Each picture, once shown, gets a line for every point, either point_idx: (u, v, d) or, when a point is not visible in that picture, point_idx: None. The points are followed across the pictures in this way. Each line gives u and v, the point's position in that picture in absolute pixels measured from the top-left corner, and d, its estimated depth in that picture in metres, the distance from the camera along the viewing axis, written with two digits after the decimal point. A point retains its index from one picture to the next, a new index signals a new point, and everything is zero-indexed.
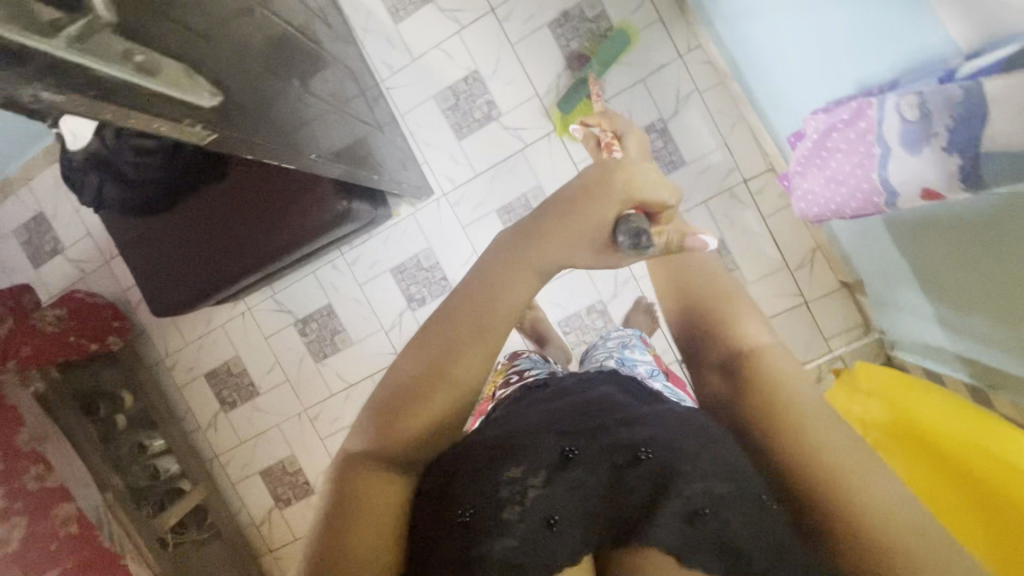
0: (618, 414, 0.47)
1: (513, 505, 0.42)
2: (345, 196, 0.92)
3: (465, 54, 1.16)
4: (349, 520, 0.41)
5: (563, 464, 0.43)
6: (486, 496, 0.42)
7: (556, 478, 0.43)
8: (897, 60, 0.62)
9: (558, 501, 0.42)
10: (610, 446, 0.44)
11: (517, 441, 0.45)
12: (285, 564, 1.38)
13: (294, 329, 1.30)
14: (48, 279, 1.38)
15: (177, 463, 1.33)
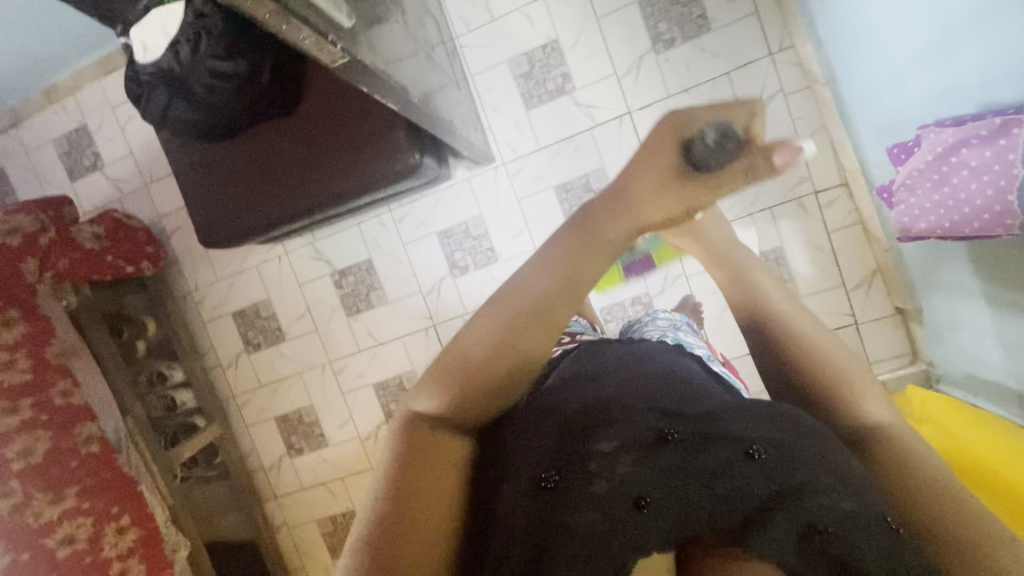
0: (717, 405, 0.43)
1: (603, 479, 0.40)
2: (418, 148, 0.89)
3: (547, 21, 1.12)
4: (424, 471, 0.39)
5: (658, 445, 0.41)
6: (575, 463, 0.41)
7: (649, 460, 0.40)
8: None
9: (649, 481, 0.39)
10: (711, 435, 0.40)
11: (610, 415, 0.43)
12: (289, 512, 1.38)
13: (330, 279, 1.28)
14: (85, 194, 1.35)
15: (194, 397, 1.32)
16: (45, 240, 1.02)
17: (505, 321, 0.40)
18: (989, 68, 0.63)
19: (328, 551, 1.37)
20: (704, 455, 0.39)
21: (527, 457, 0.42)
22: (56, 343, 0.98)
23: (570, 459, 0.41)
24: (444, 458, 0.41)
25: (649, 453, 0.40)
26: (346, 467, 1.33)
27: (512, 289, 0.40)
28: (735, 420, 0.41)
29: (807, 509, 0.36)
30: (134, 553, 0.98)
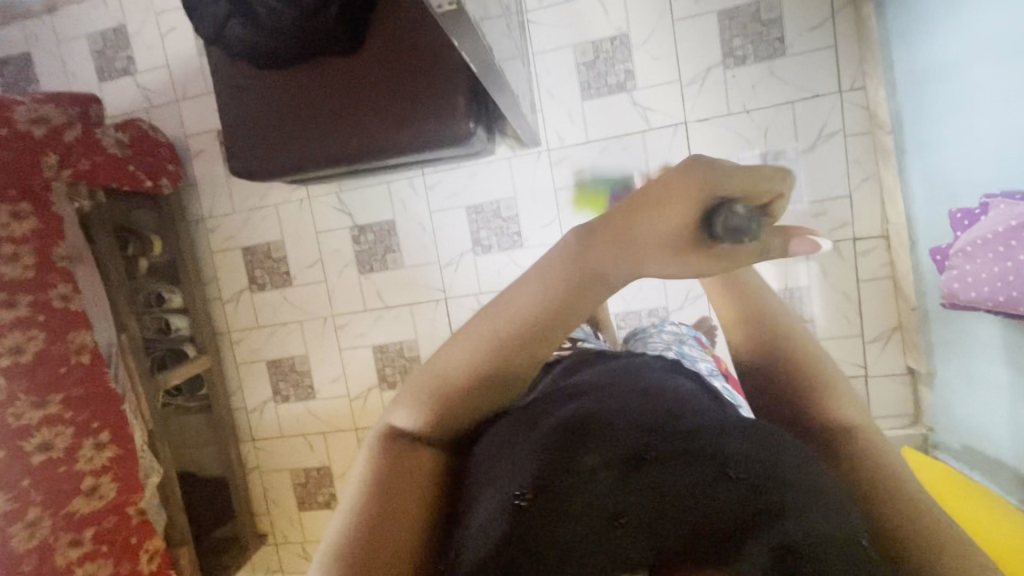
0: (705, 424, 0.38)
1: (579, 494, 0.35)
2: (473, 117, 0.87)
3: (622, 13, 1.09)
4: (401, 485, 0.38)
5: (636, 463, 0.36)
6: (555, 475, 0.36)
7: (629, 480, 0.35)
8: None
9: (627, 500, 0.34)
10: (688, 453, 0.35)
11: (593, 429, 0.39)
12: (264, 457, 1.36)
13: (349, 233, 1.25)
14: (111, 97, 1.30)
15: (188, 326, 1.29)
16: (68, 136, 0.98)
17: (483, 343, 0.39)
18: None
19: (297, 502, 1.36)
20: (681, 474, 0.34)
21: (511, 474, 0.37)
22: (63, 245, 0.95)
23: (550, 470, 0.36)
24: (418, 470, 0.39)
25: (625, 470, 0.36)
26: (329, 423, 1.31)
27: (501, 309, 0.39)
28: (716, 437, 0.36)
29: (780, 531, 0.30)
30: (107, 471, 0.95)
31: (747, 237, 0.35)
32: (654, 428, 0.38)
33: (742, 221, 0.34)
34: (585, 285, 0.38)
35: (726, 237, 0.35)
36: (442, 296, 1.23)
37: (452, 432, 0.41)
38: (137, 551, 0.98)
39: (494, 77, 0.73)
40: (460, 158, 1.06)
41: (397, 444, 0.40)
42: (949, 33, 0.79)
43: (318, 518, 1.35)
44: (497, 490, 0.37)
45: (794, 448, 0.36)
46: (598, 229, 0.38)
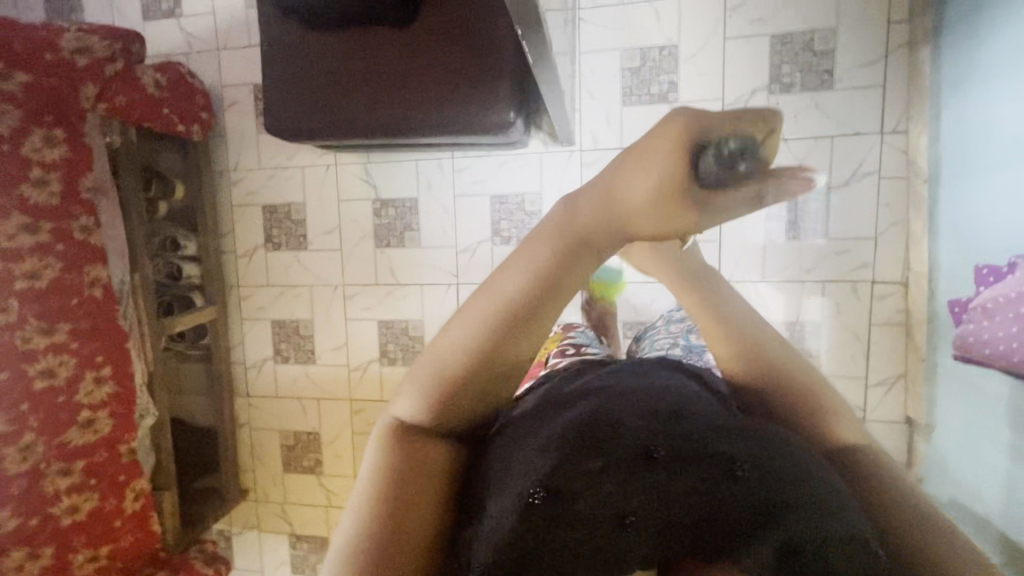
0: (711, 412, 0.34)
1: (588, 502, 0.30)
2: (516, 109, 0.86)
3: (675, 24, 1.08)
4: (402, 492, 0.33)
5: (642, 462, 0.31)
6: (564, 480, 0.30)
7: (639, 477, 0.30)
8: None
9: (638, 500, 0.30)
10: (696, 453, 0.31)
11: (598, 418, 0.32)
12: (256, 415, 1.37)
13: (371, 206, 1.25)
14: (153, 37, 1.30)
15: (199, 274, 1.30)
16: (109, 71, 0.98)
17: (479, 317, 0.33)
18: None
19: (282, 463, 1.37)
20: (695, 473, 0.31)
21: (516, 469, 0.31)
22: (91, 177, 0.96)
23: (559, 469, 0.30)
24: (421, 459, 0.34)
25: (633, 471, 0.30)
26: (325, 389, 1.32)
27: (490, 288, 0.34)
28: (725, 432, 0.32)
29: (789, 530, 0.29)
30: (105, 407, 0.96)
31: (750, 169, 0.28)
32: (659, 417, 0.32)
33: (744, 149, 0.28)
34: (575, 252, 0.33)
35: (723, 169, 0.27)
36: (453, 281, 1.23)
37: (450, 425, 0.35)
38: (123, 489, 0.99)
39: (545, 71, 0.73)
40: (493, 146, 1.06)
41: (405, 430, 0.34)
42: (1003, 88, 0.78)
43: (301, 481, 1.36)
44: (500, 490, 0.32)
45: (802, 447, 0.33)
46: (583, 197, 0.33)
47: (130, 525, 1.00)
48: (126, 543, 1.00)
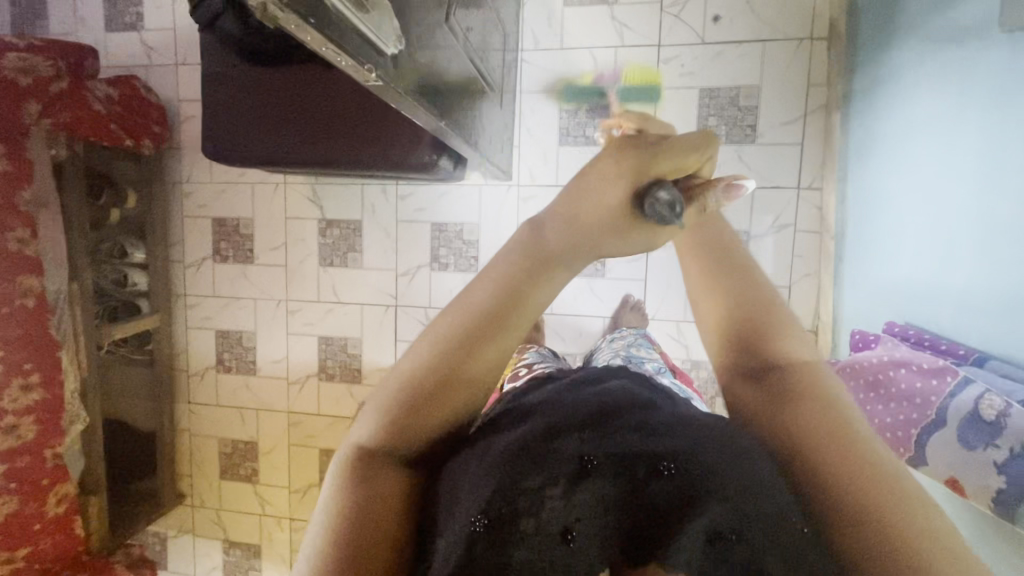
0: (662, 407, 0.33)
1: (530, 520, 0.30)
2: (438, 151, 0.93)
3: (611, 71, 1.12)
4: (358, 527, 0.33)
5: (579, 474, 0.30)
6: (502, 508, 0.30)
7: (586, 486, 0.30)
8: (1000, 349, 0.61)
9: (578, 512, 0.30)
10: (634, 455, 0.30)
11: (531, 434, 0.31)
12: (197, 421, 1.40)
13: (316, 225, 1.29)
14: (114, 48, 1.33)
15: (146, 282, 1.33)
16: (54, 88, 1.01)
17: (429, 342, 0.34)
18: (967, 303, 0.66)
19: (219, 469, 1.40)
20: (646, 480, 0.30)
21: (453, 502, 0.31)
22: (30, 190, 0.99)
23: (495, 494, 0.30)
24: (375, 499, 0.33)
25: (573, 485, 0.30)
26: (264, 400, 1.35)
27: (456, 303, 0.35)
28: (657, 428, 0.31)
29: (748, 525, 0.28)
30: (30, 413, 0.99)
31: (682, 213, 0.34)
32: (599, 421, 0.32)
33: (676, 201, 0.33)
34: (536, 266, 0.35)
35: (667, 212, 0.33)
36: (390, 302, 1.27)
37: (409, 450, 0.35)
38: (45, 494, 1.01)
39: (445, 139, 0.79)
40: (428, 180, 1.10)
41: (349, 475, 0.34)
42: (890, 162, 0.84)
43: (236, 489, 1.40)
44: (449, 515, 0.31)
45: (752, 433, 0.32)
46: (548, 222, 0.35)
47: (51, 529, 1.03)
48: (46, 546, 1.03)
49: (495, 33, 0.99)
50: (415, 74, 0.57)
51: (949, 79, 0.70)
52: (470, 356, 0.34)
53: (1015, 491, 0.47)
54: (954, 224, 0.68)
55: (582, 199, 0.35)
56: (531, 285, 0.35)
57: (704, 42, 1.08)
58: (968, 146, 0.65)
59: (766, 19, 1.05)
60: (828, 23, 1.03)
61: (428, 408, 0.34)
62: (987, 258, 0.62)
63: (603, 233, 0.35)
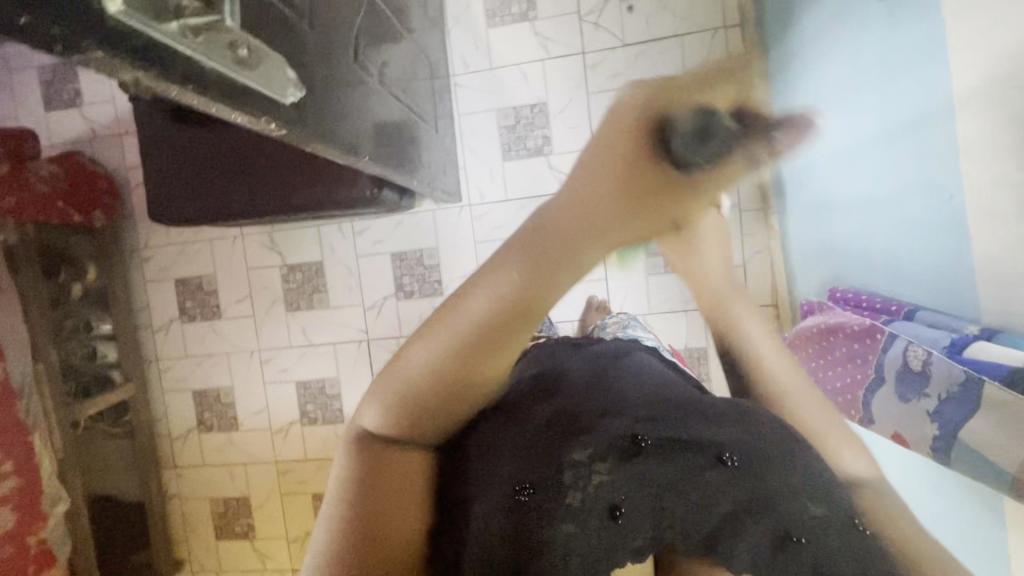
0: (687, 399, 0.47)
1: (580, 489, 0.43)
2: (376, 184, 0.95)
3: (541, 83, 1.16)
4: (382, 495, 0.38)
5: (632, 451, 0.44)
6: (555, 475, 0.44)
7: (626, 465, 0.43)
8: (927, 300, 0.65)
9: (624, 488, 0.43)
10: (683, 443, 0.43)
11: (581, 423, 0.46)
12: (187, 485, 1.39)
13: (278, 272, 1.30)
14: (57, 126, 1.34)
15: (116, 353, 1.32)
16: None
17: (442, 341, 0.37)
18: (891, 260, 0.70)
19: (214, 530, 1.38)
20: (674, 463, 0.43)
21: (509, 469, 0.44)
22: None
23: (547, 464, 0.44)
24: (415, 474, 0.40)
25: (623, 461, 0.43)
26: (250, 453, 1.35)
27: (455, 315, 0.37)
28: (705, 425, 0.44)
29: (780, 522, 0.39)
30: (9, 501, 0.97)
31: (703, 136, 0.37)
32: (653, 418, 0.45)
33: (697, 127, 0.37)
34: (541, 270, 0.37)
35: (696, 132, 0.37)
36: (360, 338, 1.28)
37: (436, 433, 0.41)
38: None
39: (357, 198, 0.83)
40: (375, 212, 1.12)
41: (370, 453, 0.39)
42: None
43: (233, 548, 1.38)
44: (502, 477, 0.43)
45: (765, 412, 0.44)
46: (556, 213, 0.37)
47: None
48: None
49: (419, 64, 1.02)
50: (330, 119, 0.59)
51: (839, 52, 0.75)
52: (483, 358, 0.38)
53: (943, 437, 0.49)
54: (869, 188, 0.73)
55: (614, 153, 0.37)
56: (544, 286, 0.37)
57: (626, 44, 1.12)
58: (867, 109, 0.69)
59: (681, 15, 1.10)
60: (738, 11, 1.08)
61: (458, 392, 0.39)
62: (895, 217, 0.67)
63: (619, 196, 0.37)
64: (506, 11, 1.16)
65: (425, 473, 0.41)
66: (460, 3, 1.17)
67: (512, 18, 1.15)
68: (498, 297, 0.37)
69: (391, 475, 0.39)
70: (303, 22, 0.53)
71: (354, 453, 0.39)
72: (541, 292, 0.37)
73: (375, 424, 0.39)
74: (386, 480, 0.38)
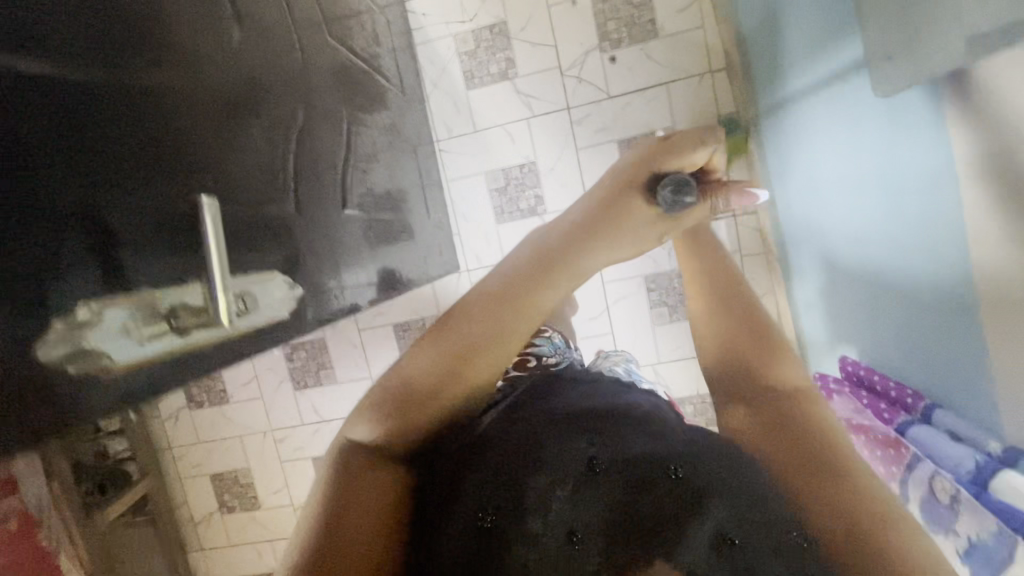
0: (661, 424, 0.45)
1: (540, 515, 0.40)
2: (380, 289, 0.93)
3: (528, 142, 1.13)
4: (348, 511, 0.42)
5: (588, 474, 0.41)
6: (513, 496, 0.41)
7: (581, 489, 0.41)
8: (927, 381, 0.68)
9: (578, 511, 0.40)
10: (634, 460, 0.41)
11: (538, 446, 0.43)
12: (216, 565, 1.40)
13: (281, 352, 1.28)
14: None
15: (128, 448, 1.30)
16: None
17: (441, 351, 0.46)
18: (908, 336, 0.70)
19: None
20: (636, 475, 0.41)
21: (465, 494, 0.42)
22: None
23: (505, 488, 0.41)
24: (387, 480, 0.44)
25: (581, 480, 0.41)
26: (275, 530, 1.35)
27: (458, 327, 0.46)
28: (663, 443, 0.42)
29: (718, 522, 0.37)
30: None
31: (687, 197, 0.52)
32: (602, 431, 0.44)
33: (681, 187, 0.52)
34: (528, 264, 0.49)
35: (674, 190, 0.52)
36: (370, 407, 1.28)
37: (408, 444, 0.46)
38: None
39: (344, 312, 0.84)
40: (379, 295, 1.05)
41: (360, 462, 0.44)
42: (799, 191, 0.91)
43: None
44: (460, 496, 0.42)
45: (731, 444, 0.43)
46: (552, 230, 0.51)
47: None
48: None
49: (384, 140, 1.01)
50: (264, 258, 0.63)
51: (831, 121, 0.75)
52: (478, 353, 0.47)
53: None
54: (868, 236, 0.73)
55: (618, 213, 0.51)
56: (536, 288, 0.48)
57: (611, 95, 1.09)
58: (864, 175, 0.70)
59: (665, 61, 1.06)
60: (723, 53, 1.04)
61: (439, 399, 0.46)
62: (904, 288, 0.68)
63: (604, 211, 0.51)
64: (485, 71, 1.12)
65: (401, 489, 0.45)
66: (436, 66, 1.14)
67: (491, 78, 1.12)
68: (496, 280, 0.49)
69: (365, 492, 0.43)
70: (230, 206, 0.59)
71: (336, 462, 0.44)
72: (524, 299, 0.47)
73: (364, 435, 0.45)
74: (353, 487, 0.43)
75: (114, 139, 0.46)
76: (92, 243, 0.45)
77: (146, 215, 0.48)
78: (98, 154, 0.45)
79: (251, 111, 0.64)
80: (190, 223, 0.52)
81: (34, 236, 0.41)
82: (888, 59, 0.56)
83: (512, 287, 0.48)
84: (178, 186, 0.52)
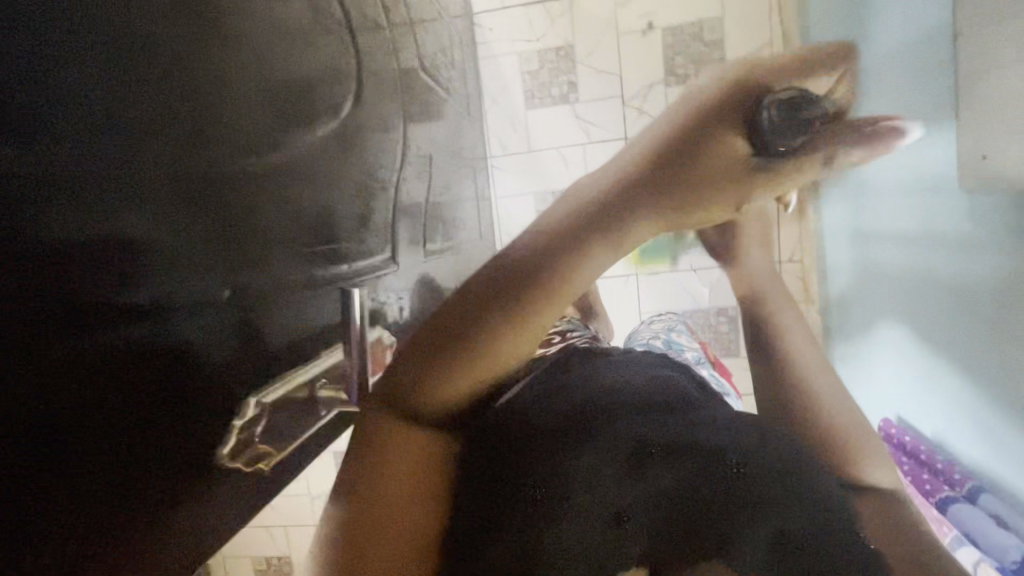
0: (669, 402, 0.72)
1: (580, 490, 0.64)
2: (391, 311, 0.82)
3: (582, 164, 0.98)
4: (383, 454, 0.67)
5: (639, 462, 0.65)
6: (555, 470, 0.66)
7: (625, 478, 0.65)
8: (951, 443, 0.65)
9: (624, 493, 0.64)
10: (699, 451, 0.64)
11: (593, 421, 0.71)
12: None
13: None
14: None
15: None
16: None
17: (501, 281, 0.70)
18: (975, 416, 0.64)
19: None
20: (682, 466, 0.64)
21: (576, 483, 0.65)
22: None
23: (545, 468, 0.67)
24: (447, 454, 0.69)
25: (623, 475, 0.65)
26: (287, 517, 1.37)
27: (523, 270, 0.69)
28: (670, 441, 0.66)
29: (781, 524, 0.56)
30: None
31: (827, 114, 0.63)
32: (653, 419, 0.69)
33: (802, 103, 0.64)
34: (609, 209, 0.68)
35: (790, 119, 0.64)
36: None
37: (442, 412, 0.69)
38: None
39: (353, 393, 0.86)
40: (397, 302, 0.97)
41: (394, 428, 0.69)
42: None
43: None
44: (551, 471, 0.66)
45: (752, 423, 0.64)
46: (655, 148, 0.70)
47: None
48: None
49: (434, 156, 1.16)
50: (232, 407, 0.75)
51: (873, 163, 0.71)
52: (546, 263, 0.69)
53: None
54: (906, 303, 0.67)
55: (715, 148, 0.67)
56: (595, 237, 0.68)
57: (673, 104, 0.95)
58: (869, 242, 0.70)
59: None
60: None
61: (489, 329, 0.69)
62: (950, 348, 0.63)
63: (729, 151, 0.67)
64: (545, 93, 1.12)
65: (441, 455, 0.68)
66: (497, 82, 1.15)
67: (552, 100, 1.12)
68: (573, 208, 0.71)
69: (405, 458, 0.66)
70: (235, 273, 0.79)
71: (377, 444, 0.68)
72: (548, 280, 0.69)
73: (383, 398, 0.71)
74: (376, 473, 0.65)
75: (116, 382, 0.59)
76: (184, 372, 0.69)
77: (127, 342, 0.60)
78: (64, 321, 0.52)
79: (226, 201, 0.77)
80: (175, 358, 0.67)
81: (178, 323, 0.67)
82: (986, 158, 0.65)
83: (589, 227, 0.69)
84: (171, 432, 0.67)
